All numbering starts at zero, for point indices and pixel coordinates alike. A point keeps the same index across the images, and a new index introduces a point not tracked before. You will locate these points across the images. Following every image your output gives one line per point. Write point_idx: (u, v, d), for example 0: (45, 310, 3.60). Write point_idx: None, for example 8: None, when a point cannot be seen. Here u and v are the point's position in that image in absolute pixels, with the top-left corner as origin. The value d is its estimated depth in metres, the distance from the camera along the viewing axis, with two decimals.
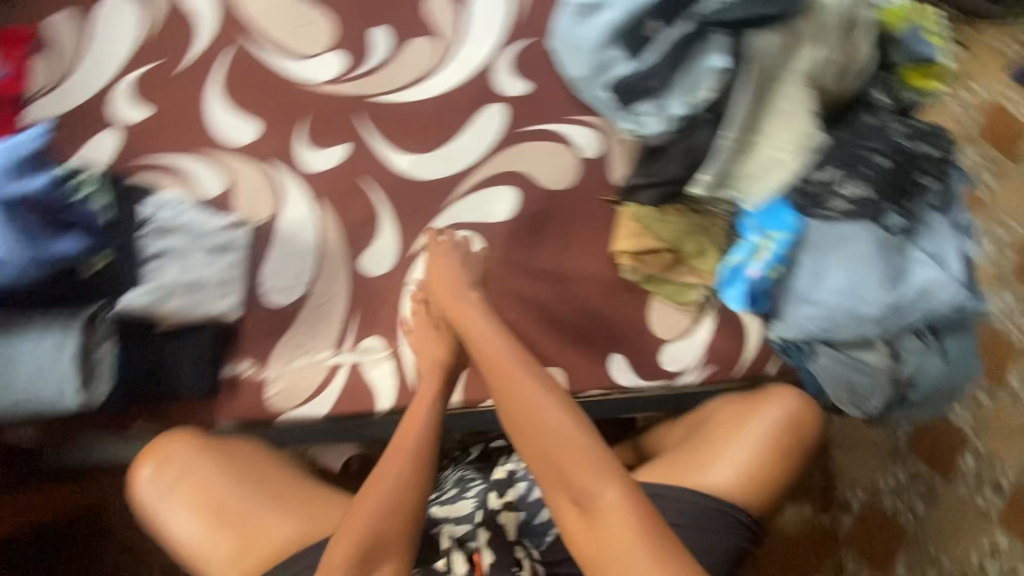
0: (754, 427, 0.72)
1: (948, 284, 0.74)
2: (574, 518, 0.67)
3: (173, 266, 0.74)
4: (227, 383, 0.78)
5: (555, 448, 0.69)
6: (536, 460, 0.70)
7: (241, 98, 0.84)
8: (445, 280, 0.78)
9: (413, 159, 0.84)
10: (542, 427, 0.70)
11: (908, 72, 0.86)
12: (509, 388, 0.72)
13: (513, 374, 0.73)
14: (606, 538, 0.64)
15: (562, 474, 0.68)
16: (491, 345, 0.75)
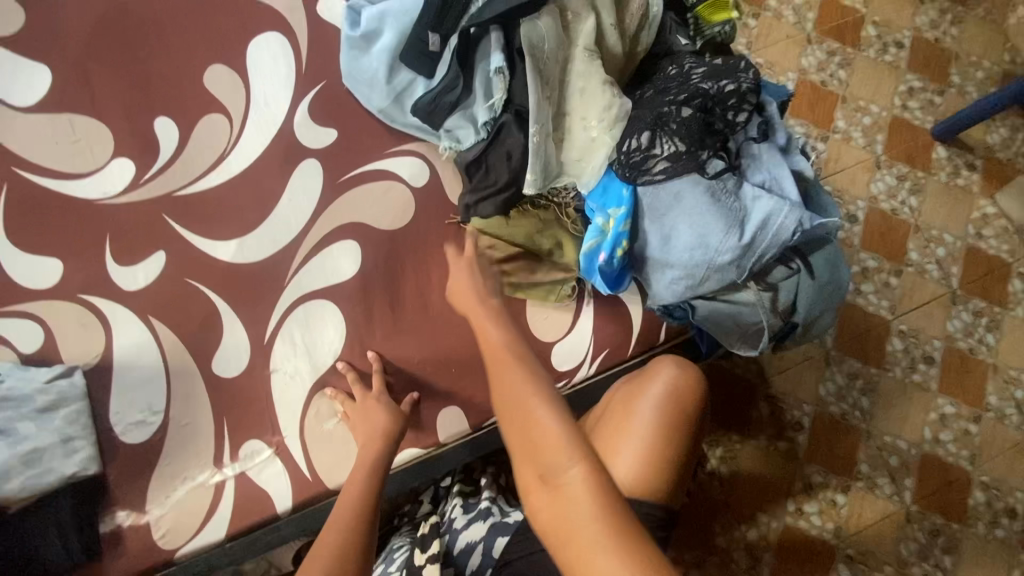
0: (645, 412, 0.71)
1: (787, 208, 0.72)
2: (541, 500, 0.58)
3: (1, 444, 0.67)
4: (108, 540, 0.71)
5: (535, 429, 0.61)
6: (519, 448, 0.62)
7: (33, 237, 0.77)
8: (464, 282, 0.77)
9: (236, 245, 0.80)
10: (530, 412, 0.63)
11: (703, 9, 0.85)
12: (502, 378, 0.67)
13: (507, 365, 0.67)
14: (568, 513, 0.55)
15: (538, 457, 0.60)
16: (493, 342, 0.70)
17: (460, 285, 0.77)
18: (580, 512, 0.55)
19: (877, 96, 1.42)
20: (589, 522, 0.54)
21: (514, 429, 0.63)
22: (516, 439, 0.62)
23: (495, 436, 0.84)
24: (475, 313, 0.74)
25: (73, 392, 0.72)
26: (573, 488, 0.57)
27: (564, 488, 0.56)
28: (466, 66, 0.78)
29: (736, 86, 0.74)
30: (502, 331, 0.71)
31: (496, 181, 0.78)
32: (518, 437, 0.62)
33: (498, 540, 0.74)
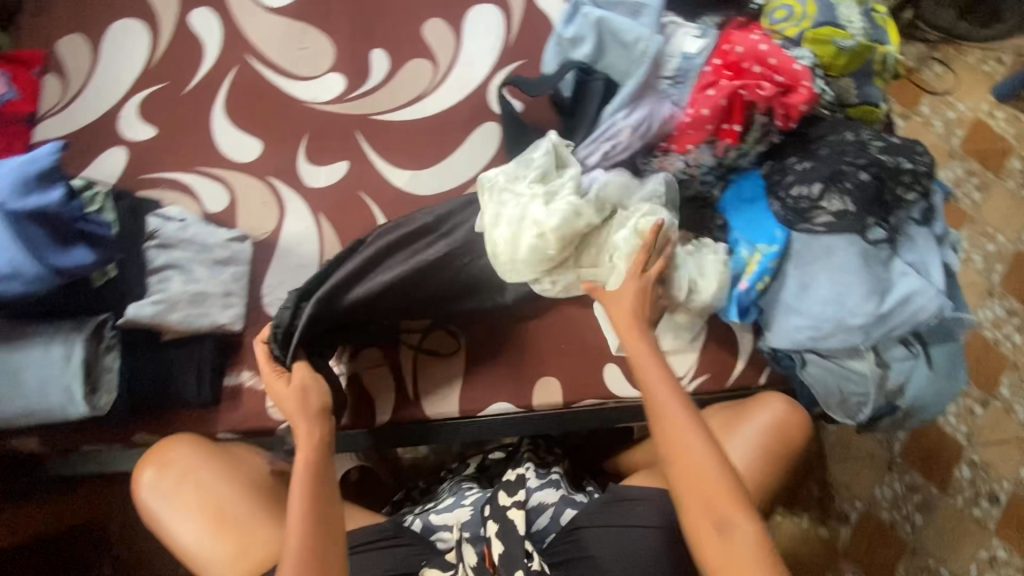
0: (744, 436, 0.77)
1: (933, 291, 0.75)
2: (712, 546, 0.60)
3: (178, 279, 0.75)
4: (229, 392, 0.78)
5: (711, 487, 0.61)
6: (693, 502, 0.61)
7: (243, 117, 0.88)
8: (628, 307, 0.73)
9: (410, 175, 0.87)
10: (699, 464, 0.62)
11: (855, 110, 0.89)
12: (671, 425, 0.65)
13: (676, 415, 0.65)
14: (738, 559, 0.58)
15: (708, 506, 0.60)
16: (657, 380, 0.67)
17: (620, 309, 0.73)
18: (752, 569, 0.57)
19: (1007, 226, 1.41)
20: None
21: (691, 478, 0.62)
22: (687, 497, 0.62)
23: (577, 417, 0.85)
24: (634, 343, 0.71)
25: (243, 256, 0.81)
26: (745, 543, 0.59)
27: (741, 545, 0.59)
28: (594, 122, 0.85)
29: (914, 165, 0.77)
30: (682, 405, 0.65)
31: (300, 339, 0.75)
32: (694, 496, 0.61)
33: (567, 511, 0.78)
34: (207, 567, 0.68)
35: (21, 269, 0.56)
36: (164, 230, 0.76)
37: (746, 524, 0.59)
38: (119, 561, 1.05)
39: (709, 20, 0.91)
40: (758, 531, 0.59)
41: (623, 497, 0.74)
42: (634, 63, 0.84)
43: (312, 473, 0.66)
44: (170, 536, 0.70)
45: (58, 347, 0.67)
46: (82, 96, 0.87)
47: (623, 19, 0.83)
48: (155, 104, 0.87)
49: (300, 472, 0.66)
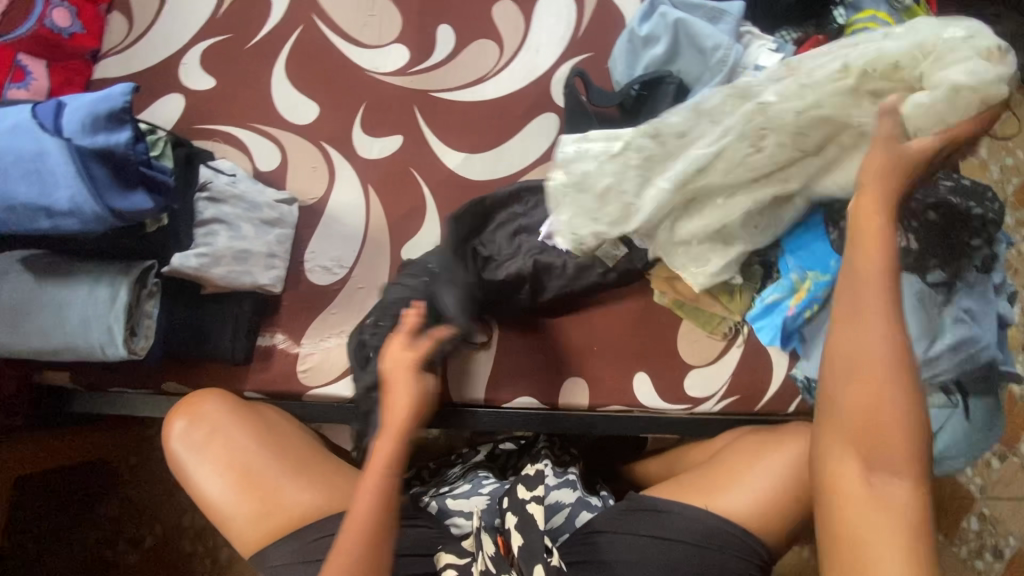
0: None
1: (986, 341, 0.73)
2: (855, 478, 0.54)
3: (224, 234, 0.74)
4: (261, 353, 0.79)
5: (883, 424, 0.53)
6: (859, 428, 0.54)
7: (302, 78, 0.87)
8: (876, 196, 0.56)
9: (463, 157, 0.86)
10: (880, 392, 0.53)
11: None
12: (861, 336, 0.55)
13: (872, 330, 0.54)
14: (879, 498, 0.52)
15: (874, 440, 0.53)
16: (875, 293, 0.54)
17: (871, 195, 0.57)
18: (889, 523, 0.52)
19: None
20: (890, 532, 0.51)
21: (861, 399, 0.54)
22: (846, 423, 0.55)
23: (598, 421, 0.83)
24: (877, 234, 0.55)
25: (289, 219, 0.81)
26: (893, 491, 0.52)
27: (886, 498, 0.52)
28: None
29: (984, 212, 0.74)
30: (894, 329, 0.53)
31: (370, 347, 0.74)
32: (855, 424, 0.54)
33: (583, 513, 0.78)
34: (229, 524, 0.69)
35: (80, 207, 0.56)
36: (216, 183, 0.76)
37: (903, 479, 0.52)
38: (128, 502, 1.07)
39: (786, 35, 0.88)
40: (918, 491, 0.52)
41: (644, 507, 0.73)
42: (709, 70, 0.81)
43: (388, 469, 0.65)
44: (196, 489, 0.70)
45: (104, 288, 0.66)
46: (147, 38, 0.88)
47: (703, 24, 0.81)
48: (217, 55, 0.87)
49: (382, 455, 0.65)
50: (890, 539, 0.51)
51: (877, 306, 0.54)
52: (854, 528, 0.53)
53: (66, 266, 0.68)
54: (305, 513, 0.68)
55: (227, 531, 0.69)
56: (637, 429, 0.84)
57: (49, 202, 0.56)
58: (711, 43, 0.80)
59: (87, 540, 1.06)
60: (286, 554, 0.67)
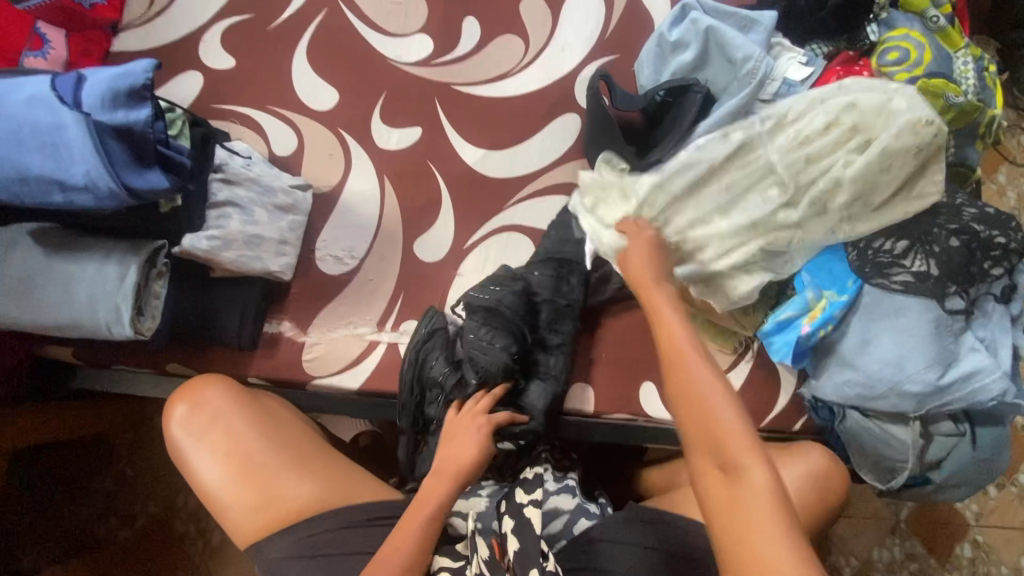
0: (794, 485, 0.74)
1: (999, 371, 0.71)
2: (719, 490, 0.51)
3: (236, 218, 0.73)
4: (267, 339, 0.78)
5: (718, 429, 0.52)
6: (698, 439, 0.53)
7: (323, 63, 0.86)
8: (641, 262, 0.68)
9: (482, 154, 0.85)
10: (702, 399, 0.54)
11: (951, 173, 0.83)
12: (676, 359, 0.57)
13: (684, 354, 0.57)
14: (742, 499, 0.50)
15: (713, 444, 0.52)
16: (669, 323, 0.60)
17: (634, 259, 0.69)
18: (761, 524, 0.48)
19: None
20: (768, 528, 0.48)
21: (687, 411, 0.54)
22: (691, 438, 0.54)
23: (601, 429, 0.83)
24: (647, 286, 0.66)
25: (302, 207, 0.80)
26: (752, 485, 0.50)
27: (747, 495, 0.50)
28: (686, 134, 0.79)
29: (1007, 242, 0.72)
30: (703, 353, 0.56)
31: (430, 382, 0.75)
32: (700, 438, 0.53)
33: (581, 521, 0.77)
34: (226, 511, 0.68)
35: (95, 182, 0.54)
36: (231, 166, 0.75)
37: (755, 469, 0.50)
38: (123, 477, 1.07)
39: (817, 49, 0.86)
40: (772, 478, 0.50)
41: (643, 519, 0.73)
42: (738, 81, 0.80)
43: (433, 518, 0.66)
44: (194, 474, 0.70)
45: (111, 266, 0.65)
46: (167, 13, 0.87)
47: (735, 33, 0.80)
48: (238, 35, 0.86)
49: (429, 499, 0.67)
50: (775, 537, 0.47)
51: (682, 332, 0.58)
52: (738, 541, 0.49)
53: (75, 242, 0.67)
54: (303, 507, 0.68)
55: (223, 518, 0.69)
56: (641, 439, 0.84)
57: (64, 176, 0.54)
58: (741, 54, 0.79)
59: (81, 514, 1.05)
60: (283, 545, 0.66)
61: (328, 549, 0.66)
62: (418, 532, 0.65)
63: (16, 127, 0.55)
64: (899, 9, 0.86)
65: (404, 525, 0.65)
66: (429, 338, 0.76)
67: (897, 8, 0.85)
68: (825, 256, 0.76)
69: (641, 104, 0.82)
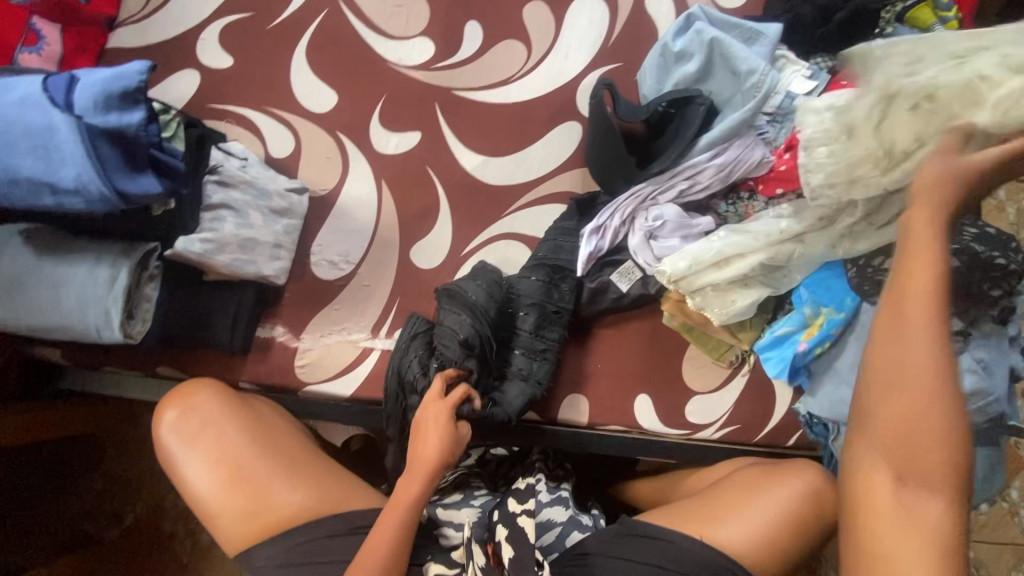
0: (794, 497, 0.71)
1: (990, 397, 0.71)
2: (881, 491, 0.52)
3: (231, 221, 0.72)
4: (260, 343, 0.77)
5: (925, 448, 0.49)
6: (892, 439, 0.51)
7: (322, 65, 0.85)
8: (927, 211, 0.51)
9: (481, 160, 0.84)
10: (939, 413, 0.49)
11: None
12: (908, 347, 0.50)
13: (913, 339, 0.50)
14: (926, 521, 0.49)
15: (913, 459, 0.50)
16: (921, 290, 0.50)
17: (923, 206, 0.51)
18: (920, 548, 0.48)
19: None
20: (920, 554, 0.48)
21: (896, 415, 0.50)
22: (882, 439, 0.52)
23: (597, 441, 0.82)
24: (924, 237, 0.51)
25: (299, 210, 0.79)
26: (934, 514, 0.49)
27: (918, 514, 0.49)
28: (688, 147, 0.78)
29: (1007, 263, 0.71)
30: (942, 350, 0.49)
31: (409, 387, 0.72)
32: (886, 444, 0.52)
33: (574, 533, 0.77)
34: (215, 519, 0.67)
35: (86, 186, 0.53)
36: (226, 167, 0.73)
37: (937, 498, 0.49)
38: (112, 476, 1.06)
39: (822, 62, 0.85)
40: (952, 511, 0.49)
41: (640, 533, 0.72)
42: (742, 94, 0.79)
43: (408, 520, 0.64)
44: (183, 481, 0.69)
45: (103, 269, 0.64)
46: (164, 10, 0.85)
47: (740, 45, 0.79)
48: (237, 34, 0.85)
49: (403, 498, 0.65)
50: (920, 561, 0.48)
51: (919, 321, 0.50)
52: (867, 530, 0.52)
53: (67, 243, 0.66)
54: (293, 516, 0.67)
55: (213, 526, 0.68)
56: (634, 451, 0.83)
57: (54, 179, 0.54)
58: (746, 67, 0.78)
59: (70, 512, 1.04)
60: (273, 553, 0.66)
61: (318, 557, 0.65)
62: (395, 531, 0.64)
63: (7, 127, 0.54)
64: (905, 23, 0.84)
65: (381, 524, 0.64)
66: (410, 340, 0.75)
67: (903, 22, 0.84)
68: (823, 272, 0.75)
69: (645, 113, 0.81)
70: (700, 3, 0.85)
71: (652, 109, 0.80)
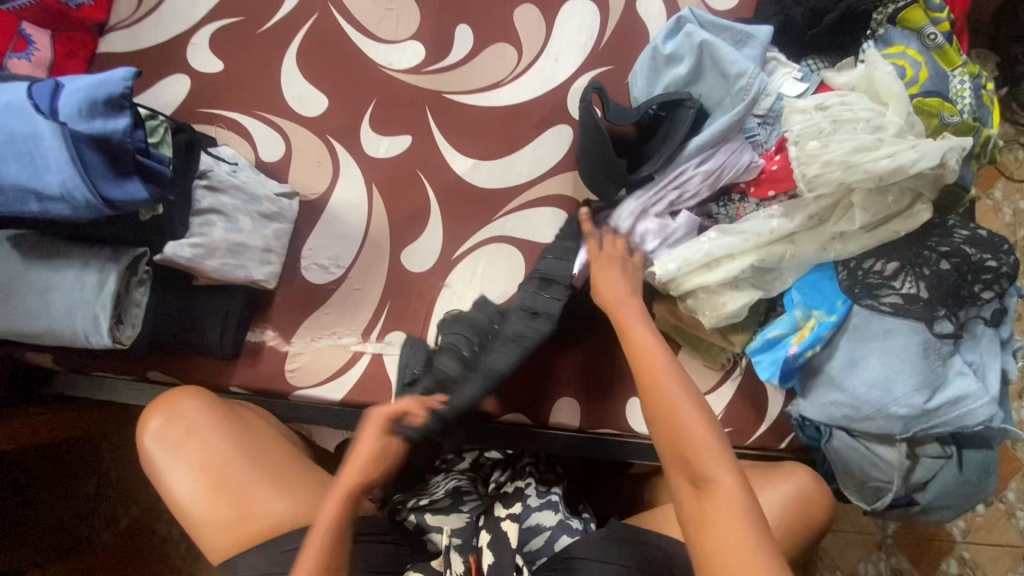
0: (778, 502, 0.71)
1: (987, 398, 0.69)
2: (691, 503, 0.56)
3: (220, 225, 0.72)
4: (251, 348, 0.77)
5: (695, 448, 0.57)
6: (677, 466, 0.58)
7: (313, 69, 0.85)
8: (622, 291, 0.71)
9: (472, 164, 0.84)
10: (686, 423, 0.58)
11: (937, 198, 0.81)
12: (655, 380, 0.61)
13: (665, 374, 0.61)
14: (721, 503, 0.54)
15: (686, 460, 0.57)
16: (641, 339, 0.65)
17: (608, 290, 0.72)
18: (731, 528, 0.52)
19: None
20: (740, 527, 0.52)
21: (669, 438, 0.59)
22: (669, 460, 0.59)
23: (589, 445, 0.82)
24: (626, 317, 0.68)
25: (288, 214, 0.79)
26: (722, 492, 0.54)
27: (718, 500, 0.54)
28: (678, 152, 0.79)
29: (998, 264, 0.70)
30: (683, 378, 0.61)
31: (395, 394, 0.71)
32: (676, 463, 0.58)
33: (563, 537, 0.76)
34: (200, 527, 0.67)
35: (71, 192, 0.54)
36: (215, 172, 0.73)
37: (723, 480, 0.55)
38: (105, 479, 1.06)
39: (813, 65, 0.85)
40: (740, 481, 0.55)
41: (624, 536, 0.72)
42: (732, 97, 0.79)
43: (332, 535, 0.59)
44: (166, 490, 0.69)
45: (90, 275, 0.64)
46: (155, 15, 0.86)
47: (730, 48, 0.78)
48: (228, 38, 0.85)
49: (326, 513, 0.60)
50: (744, 544, 0.51)
51: (661, 358, 0.63)
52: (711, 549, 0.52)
53: (55, 249, 0.66)
54: (276, 524, 0.67)
55: (197, 535, 0.68)
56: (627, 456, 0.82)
57: (39, 185, 0.54)
58: (737, 69, 0.78)
59: (64, 515, 1.04)
60: (257, 561, 0.65)
61: None
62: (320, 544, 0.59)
63: None
64: (897, 26, 0.82)
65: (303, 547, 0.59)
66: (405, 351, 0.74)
67: (894, 25, 0.82)
68: (815, 275, 0.76)
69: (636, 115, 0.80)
70: (691, 6, 0.85)
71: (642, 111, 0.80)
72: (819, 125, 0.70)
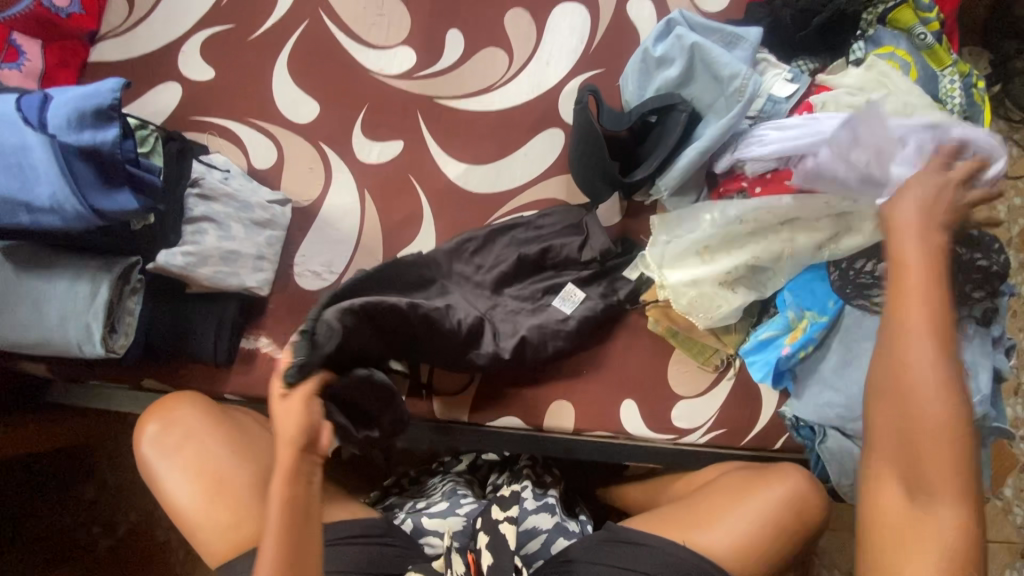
0: (772, 500, 0.71)
1: (979, 397, 0.70)
2: (892, 496, 0.57)
3: (213, 233, 0.72)
4: (245, 355, 0.77)
5: (926, 449, 0.54)
6: (891, 446, 0.56)
7: (304, 76, 0.85)
8: (913, 219, 0.57)
9: (464, 168, 0.84)
10: (919, 406, 0.54)
11: None
12: (905, 368, 0.54)
13: (920, 361, 0.54)
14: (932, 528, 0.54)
15: (915, 463, 0.55)
16: (914, 291, 0.55)
17: (903, 219, 0.58)
18: (920, 546, 0.54)
19: None
20: (925, 559, 0.54)
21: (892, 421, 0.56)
22: (882, 435, 0.57)
23: (585, 448, 0.82)
24: (908, 258, 0.56)
25: (282, 221, 0.79)
26: (944, 520, 0.54)
27: (925, 523, 0.54)
28: (671, 153, 0.79)
29: (988, 264, 0.70)
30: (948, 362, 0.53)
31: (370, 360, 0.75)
32: (899, 449, 0.56)
33: (559, 540, 0.77)
34: (197, 533, 0.67)
35: (62, 204, 0.54)
36: (207, 180, 0.74)
37: (945, 508, 0.54)
38: (103, 487, 1.06)
39: (804, 65, 0.86)
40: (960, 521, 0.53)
41: (622, 538, 0.72)
42: (725, 98, 0.79)
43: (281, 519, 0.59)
44: (165, 496, 0.69)
45: (83, 284, 0.65)
46: (145, 23, 0.86)
47: (721, 49, 0.78)
48: (220, 45, 0.85)
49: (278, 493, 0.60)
50: (923, 565, 0.54)
51: (931, 321, 0.54)
52: (887, 543, 0.56)
53: (46, 258, 0.66)
54: None
55: (197, 541, 0.68)
56: (620, 457, 0.83)
57: (29, 197, 0.54)
58: (729, 71, 0.78)
59: (63, 522, 1.05)
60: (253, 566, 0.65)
61: None
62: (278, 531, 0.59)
63: None
64: (887, 26, 0.82)
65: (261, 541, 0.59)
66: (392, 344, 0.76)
67: (884, 25, 0.82)
68: (809, 276, 0.75)
69: (631, 119, 0.81)
70: (682, 7, 0.85)
71: (635, 114, 0.80)
72: (857, 104, 0.73)
